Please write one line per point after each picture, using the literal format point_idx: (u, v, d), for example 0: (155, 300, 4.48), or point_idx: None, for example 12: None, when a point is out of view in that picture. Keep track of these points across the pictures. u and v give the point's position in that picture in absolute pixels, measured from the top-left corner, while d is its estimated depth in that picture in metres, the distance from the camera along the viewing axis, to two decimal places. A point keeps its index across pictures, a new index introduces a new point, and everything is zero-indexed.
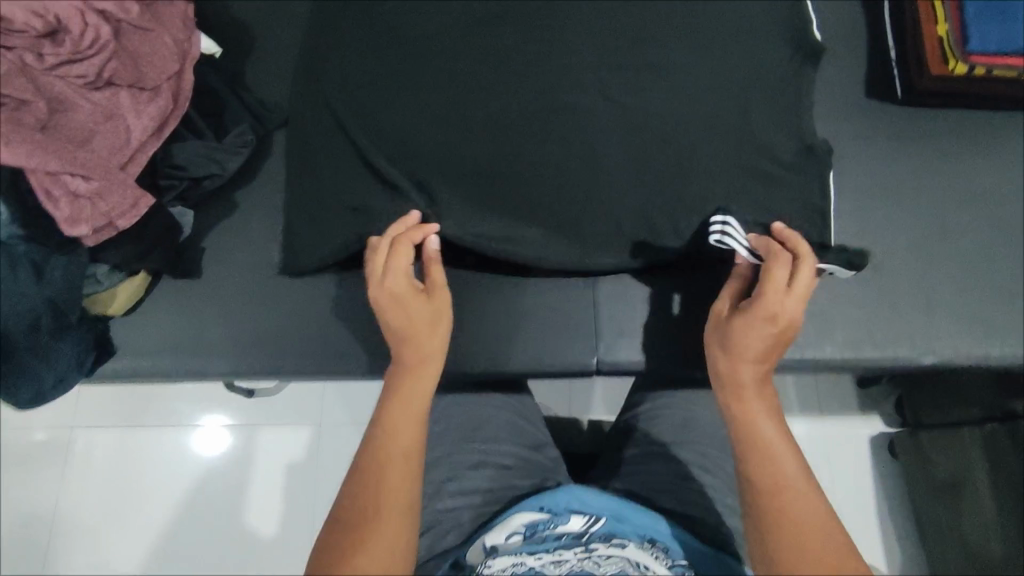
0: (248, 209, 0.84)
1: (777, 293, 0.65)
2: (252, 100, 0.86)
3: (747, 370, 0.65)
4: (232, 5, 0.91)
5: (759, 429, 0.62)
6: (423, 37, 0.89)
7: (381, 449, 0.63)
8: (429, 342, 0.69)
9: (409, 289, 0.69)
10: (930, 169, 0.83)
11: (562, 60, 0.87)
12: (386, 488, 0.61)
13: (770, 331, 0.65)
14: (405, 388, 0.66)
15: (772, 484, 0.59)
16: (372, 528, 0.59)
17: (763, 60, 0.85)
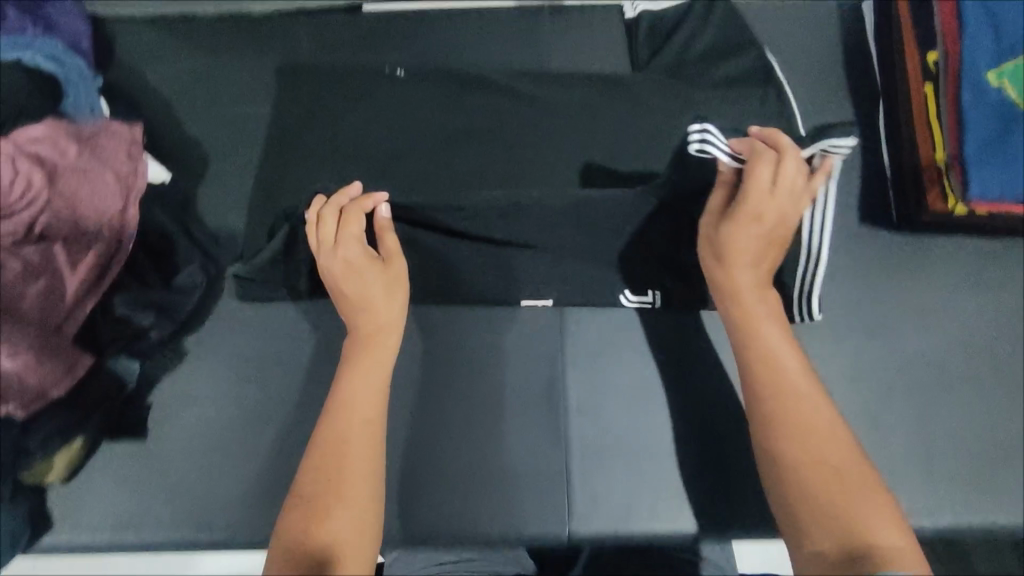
0: (198, 355, 0.78)
1: (764, 188, 0.66)
2: (202, 234, 0.80)
3: (745, 277, 0.68)
4: (184, 122, 0.86)
5: (765, 344, 0.66)
6: (384, 160, 0.82)
7: (345, 423, 0.64)
8: (384, 308, 0.70)
9: (361, 258, 0.71)
10: (928, 306, 0.78)
11: (534, 181, 0.80)
12: (349, 463, 0.61)
13: (765, 226, 0.68)
14: (369, 359, 0.68)
15: (784, 408, 0.62)
16: (337, 500, 0.59)
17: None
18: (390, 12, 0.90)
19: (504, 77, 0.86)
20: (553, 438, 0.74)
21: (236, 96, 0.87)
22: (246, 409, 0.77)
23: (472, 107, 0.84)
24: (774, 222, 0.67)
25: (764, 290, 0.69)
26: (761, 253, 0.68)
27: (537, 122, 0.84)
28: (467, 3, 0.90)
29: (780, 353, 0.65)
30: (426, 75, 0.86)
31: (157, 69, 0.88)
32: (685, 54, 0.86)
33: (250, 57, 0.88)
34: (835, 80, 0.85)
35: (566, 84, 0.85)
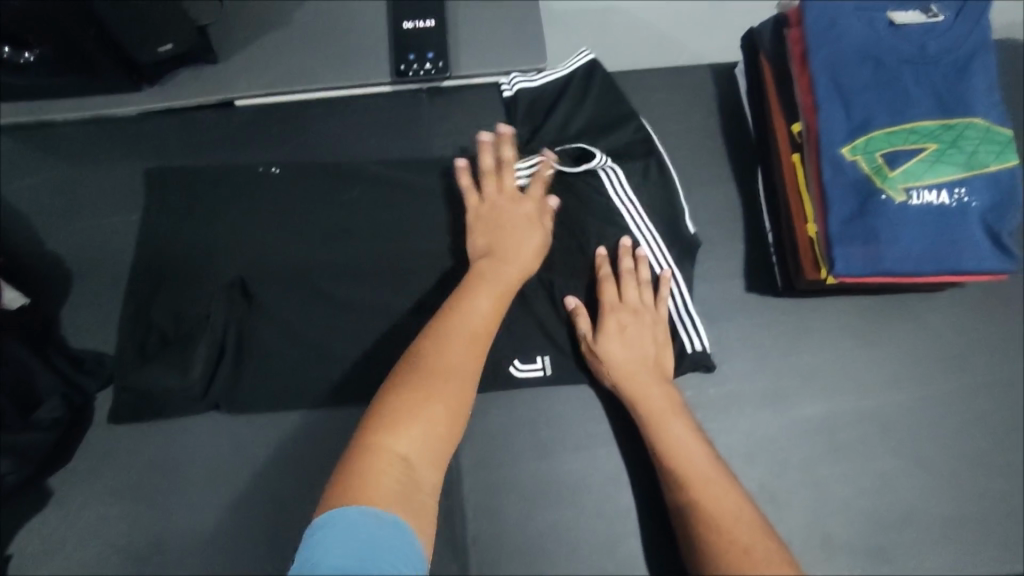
0: (64, 493, 0.72)
1: (619, 302, 0.74)
2: (65, 361, 0.75)
3: (637, 372, 0.71)
4: (48, 239, 0.82)
5: (674, 445, 0.68)
6: (256, 265, 0.78)
7: (465, 326, 0.64)
8: (523, 253, 0.73)
9: (529, 213, 0.76)
10: (821, 371, 0.77)
11: (417, 276, 0.79)
12: (462, 361, 0.60)
13: (638, 327, 0.73)
14: (490, 283, 0.69)
15: (689, 479, 0.65)
16: (443, 386, 0.57)
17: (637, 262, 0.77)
18: (264, 107, 0.88)
19: (383, 168, 0.84)
20: (449, 549, 0.71)
21: (103, 206, 0.83)
22: (120, 552, 0.71)
23: (351, 199, 0.82)
24: (642, 334, 0.73)
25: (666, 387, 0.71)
26: (643, 356, 0.72)
27: (420, 212, 0.82)
28: (343, 91, 0.88)
29: (688, 450, 0.67)
30: (300, 169, 0.84)
31: (16, 183, 0.84)
32: (565, 132, 0.85)
33: (117, 166, 0.85)
34: (710, 149, 0.87)
35: (446, 171, 0.84)
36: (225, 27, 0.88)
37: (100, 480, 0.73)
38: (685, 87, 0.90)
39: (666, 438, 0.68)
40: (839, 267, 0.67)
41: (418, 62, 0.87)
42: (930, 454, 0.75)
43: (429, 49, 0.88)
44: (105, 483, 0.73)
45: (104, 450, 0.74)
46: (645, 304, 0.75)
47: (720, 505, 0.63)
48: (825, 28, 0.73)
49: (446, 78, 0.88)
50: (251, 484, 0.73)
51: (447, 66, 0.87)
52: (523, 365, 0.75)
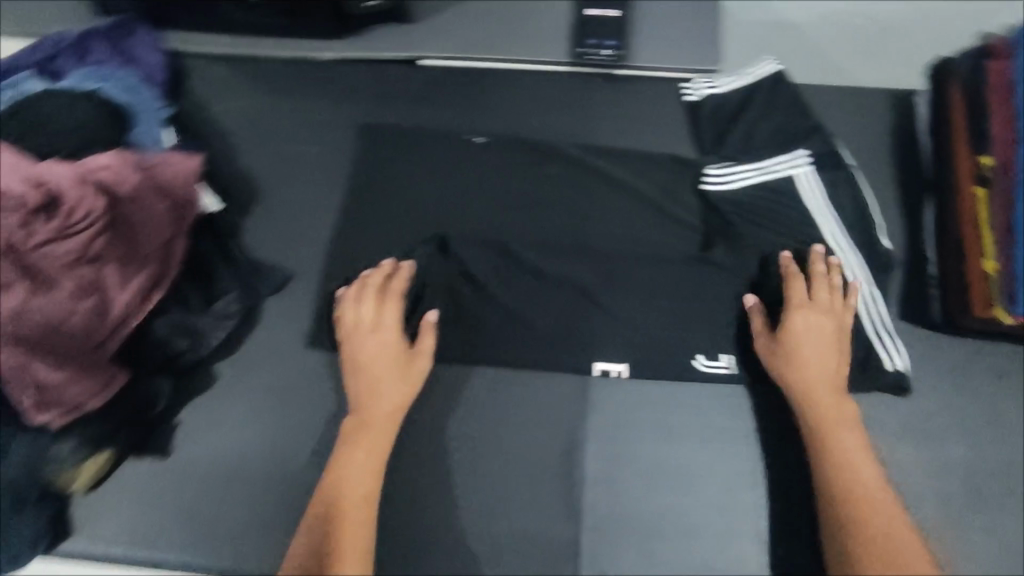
0: (227, 379, 0.80)
1: (803, 302, 0.75)
2: (245, 265, 0.83)
3: (816, 377, 0.72)
4: (243, 157, 0.91)
5: (848, 457, 0.69)
6: (425, 213, 0.85)
7: (354, 475, 0.71)
8: (389, 400, 0.74)
9: (386, 346, 0.76)
10: (967, 413, 0.75)
11: (568, 245, 0.83)
12: (346, 518, 0.69)
13: (813, 326, 0.73)
14: (362, 444, 0.73)
15: (850, 492, 0.68)
16: (334, 540, 0.68)
17: (800, 269, 0.78)
18: (446, 69, 0.94)
19: (550, 141, 0.89)
20: (565, 506, 0.73)
21: (294, 137, 0.92)
22: (269, 444, 0.78)
23: (517, 164, 0.87)
24: (824, 339, 0.73)
25: (839, 395, 0.72)
26: (818, 355, 0.72)
27: (579, 188, 0.85)
28: (522, 64, 0.92)
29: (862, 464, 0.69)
30: (504, 141, 0.89)
31: (223, 103, 0.94)
32: (733, 132, 0.86)
33: (310, 103, 0.93)
34: (879, 171, 0.86)
35: (608, 153, 0.87)
36: None
37: (259, 375, 0.80)
38: (861, 108, 0.89)
39: (835, 443, 0.70)
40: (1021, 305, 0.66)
41: (596, 48, 0.91)
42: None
43: (608, 37, 0.91)
44: (263, 379, 0.80)
45: (266, 349, 0.81)
46: (828, 304, 0.74)
47: (874, 521, 0.66)
48: None
49: (620, 66, 0.91)
50: (388, 406, 0.77)
51: (625, 54, 0.91)
52: (707, 361, 0.77)
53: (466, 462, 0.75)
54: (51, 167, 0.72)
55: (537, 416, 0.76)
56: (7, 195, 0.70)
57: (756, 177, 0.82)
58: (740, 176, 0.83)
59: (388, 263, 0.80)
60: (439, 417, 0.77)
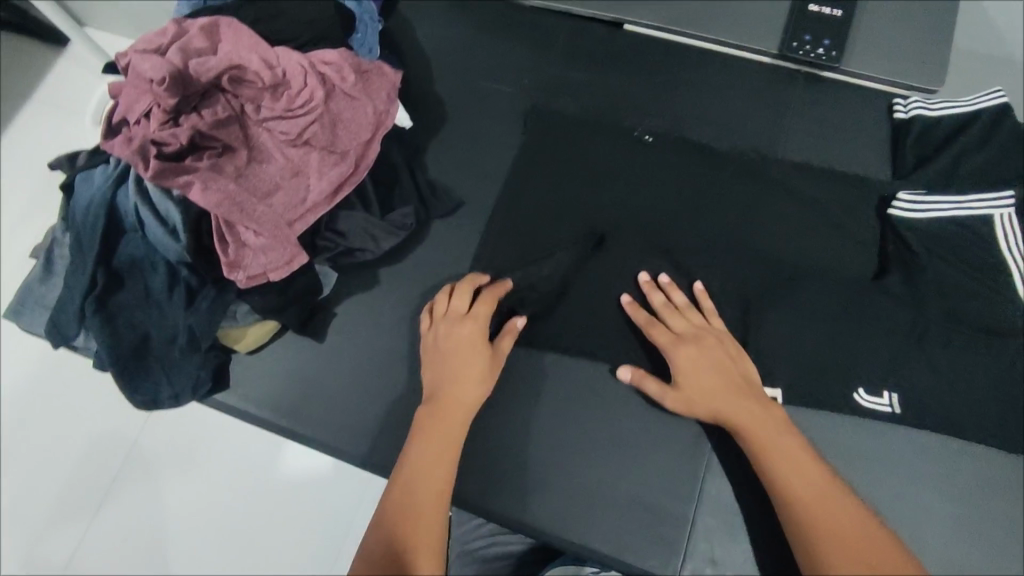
0: (385, 284, 0.84)
1: (669, 313, 0.74)
2: (423, 183, 0.87)
3: (704, 393, 0.69)
4: (437, 83, 0.94)
5: (793, 477, 0.64)
6: (602, 172, 0.85)
7: (425, 456, 0.67)
8: (472, 389, 0.71)
9: (468, 331, 0.73)
10: None
11: (742, 232, 0.81)
12: (417, 494, 0.65)
13: (702, 357, 0.71)
14: (439, 420, 0.69)
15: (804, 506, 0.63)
16: (415, 516, 0.63)
17: (985, 316, 0.74)
18: (647, 39, 0.94)
19: (739, 128, 0.87)
20: (688, 485, 0.72)
21: (487, 74, 0.94)
22: (412, 353, 0.81)
23: (701, 144, 0.86)
24: (695, 352, 0.71)
25: (728, 400, 0.68)
26: (709, 390, 0.69)
27: (762, 182, 0.83)
28: (727, 47, 0.91)
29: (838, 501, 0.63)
30: (692, 120, 0.88)
31: (428, 29, 0.97)
32: (946, 156, 0.80)
33: (509, 45, 0.95)
34: None
35: (798, 153, 0.86)
36: None
37: (414, 288, 0.84)
38: None
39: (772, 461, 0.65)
40: None
41: (812, 45, 0.88)
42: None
43: (825, 37, 0.88)
44: (418, 292, 0.83)
45: (426, 265, 0.84)
46: (691, 317, 0.74)
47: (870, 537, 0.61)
48: None
49: (833, 68, 0.88)
50: (534, 346, 0.78)
51: (839, 56, 0.87)
52: (868, 397, 0.73)
53: (598, 419, 0.75)
54: (286, 53, 0.79)
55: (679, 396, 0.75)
56: (246, 69, 0.76)
57: (955, 212, 0.77)
58: (936, 208, 0.77)
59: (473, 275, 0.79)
60: (581, 370, 0.77)
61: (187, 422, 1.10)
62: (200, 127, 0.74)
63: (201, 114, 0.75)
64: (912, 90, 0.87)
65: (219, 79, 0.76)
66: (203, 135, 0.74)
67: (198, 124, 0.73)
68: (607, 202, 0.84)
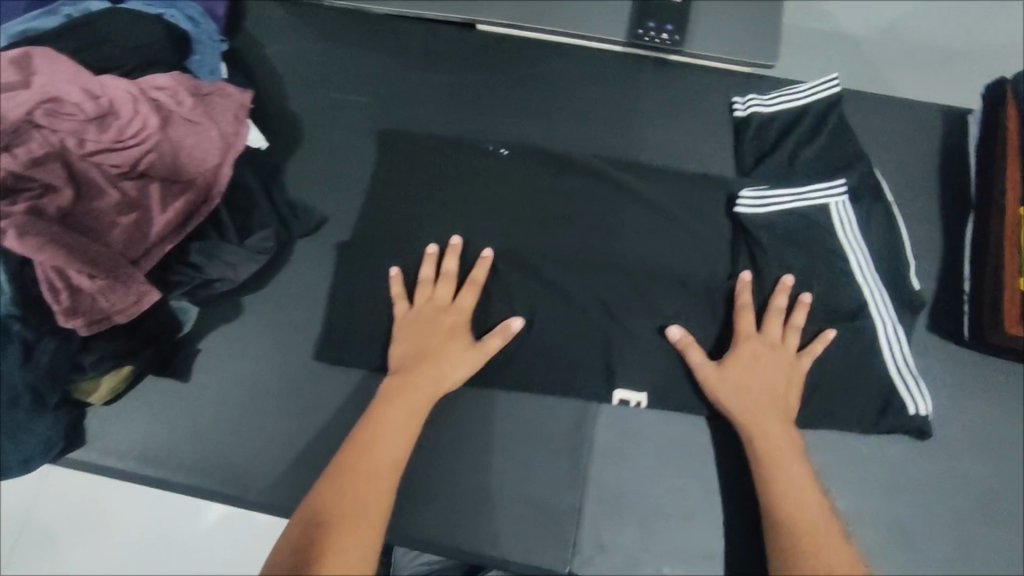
0: (249, 313, 0.80)
1: (750, 335, 0.73)
2: (282, 205, 0.84)
3: (758, 405, 0.70)
4: (290, 99, 0.91)
5: (785, 497, 0.66)
6: (466, 173, 0.84)
7: (371, 455, 0.66)
8: (448, 377, 0.72)
9: (460, 312, 0.76)
10: (986, 432, 0.76)
11: (605, 215, 0.82)
12: (359, 493, 0.64)
13: (767, 371, 0.71)
14: (386, 425, 0.69)
15: (807, 531, 0.63)
16: (350, 525, 0.62)
17: (836, 271, 0.76)
18: (501, 37, 0.94)
19: (596, 117, 0.89)
20: (574, 476, 0.73)
21: (343, 85, 0.92)
22: (284, 381, 0.77)
23: (561, 138, 0.88)
24: (778, 374, 0.71)
25: (782, 420, 0.70)
26: (760, 404, 0.70)
27: (621, 166, 0.85)
28: (578, 39, 0.93)
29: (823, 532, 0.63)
30: (551, 115, 0.89)
31: (278, 45, 0.94)
32: (782, 129, 0.85)
33: (363, 55, 0.94)
34: (929, 184, 0.85)
35: (654, 138, 0.88)
36: None
37: (281, 312, 0.80)
38: (915, 122, 0.88)
39: (779, 473, 0.67)
40: None
41: (656, 30, 0.90)
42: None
43: (668, 22, 0.91)
44: (286, 316, 0.80)
45: (292, 289, 0.81)
46: (775, 342, 0.73)
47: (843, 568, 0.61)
48: None
49: (678, 51, 0.91)
50: None
51: (682, 40, 0.90)
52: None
53: (480, 423, 0.75)
54: (112, 83, 0.74)
55: (555, 393, 0.75)
56: (64, 101, 0.72)
57: (796, 202, 0.78)
58: (779, 199, 0.79)
59: (434, 248, 0.79)
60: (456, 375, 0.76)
61: (53, 493, 0.97)
62: (12, 168, 0.68)
63: (13, 153, 0.69)
64: (750, 67, 0.92)
65: (30, 113, 0.70)
66: (18, 177, 0.69)
67: (9, 165, 0.68)
68: (471, 202, 0.83)
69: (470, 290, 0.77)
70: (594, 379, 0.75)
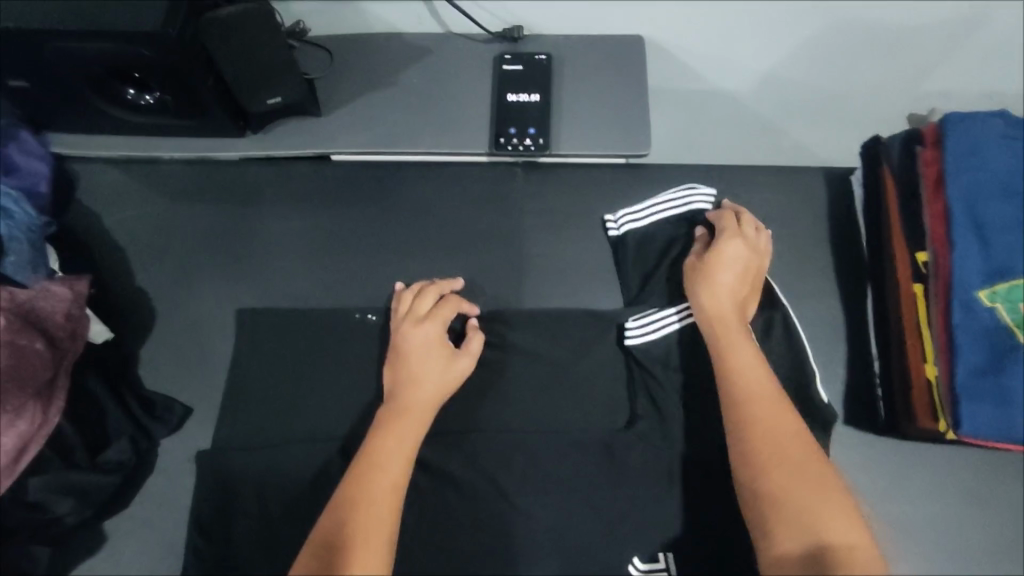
0: (111, 540, 0.71)
1: (731, 225, 0.75)
2: (136, 406, 0.75)
3: (728, 312, 0.70)
4: (135, 275, 0.83)
5: (757, 422, 0.63)
6: (335, 338, 0.79)
7: (370, 482, 0.63)
8: (428, 393, 0.70)
9: (432, 342, 0.73)
10: (916, 527, 0.72)
11: (493, 353, 0.77)
12: (360, 524, 0.60)
13: (738, 258, 0.73)
14: (376, 462, 0.65)
15: (779, 459, 0.60)
16: (352, 540, 0.59)
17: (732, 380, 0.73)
18: (359, 166, 0.88)
19: (473, 241, 0.84)
20: None
21: (196, 248, 0.84)
22: None
23: (438, 270, 0.83)
24: (739, 266, 0.73)
25: (741, 322, 0.70)
26: (728, 290, 0.71)
27: (505, 295, 0.81)
28: (439, 156, 0.86)
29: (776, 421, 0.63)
30: (424, 246, 0.84)
31: (116, 213, 0.86)
32: (662, 228, 0.81)
33: (212, 209, 0.86)
34: (822, 261, 0.80)
35: (534, 254, 0.83)
36: (331, 81, 0.89)
37: (150, 531, 0.72)
38: (798, 193, 0.84)
39: (754, 400, 0.64)
40: (965, 427, 0.62)
41: (518, 137, 0.85)
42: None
43: (530, 125, 0.85)
44: (157, 534, 0.72)
45: (160, 500, 0.73)
46: (750, 239, 0.75)
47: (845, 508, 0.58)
48: (966, 155, 0.68)
49: (544, 155, 0.85)
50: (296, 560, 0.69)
51: (546, 143, 0.85)
52: (644, 564, 0.69)
53: None
54: None
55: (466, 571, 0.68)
56: None
57: (684, 319, 0.75)
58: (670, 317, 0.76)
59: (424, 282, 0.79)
60: None
61: None
62: None
63: None
64: (624, 156, 0.85)
65: None
66: None
67: None
68: (350, 364, 0.77)
69: (450, 305, 0.76)
70: (505, 547, 0.69)
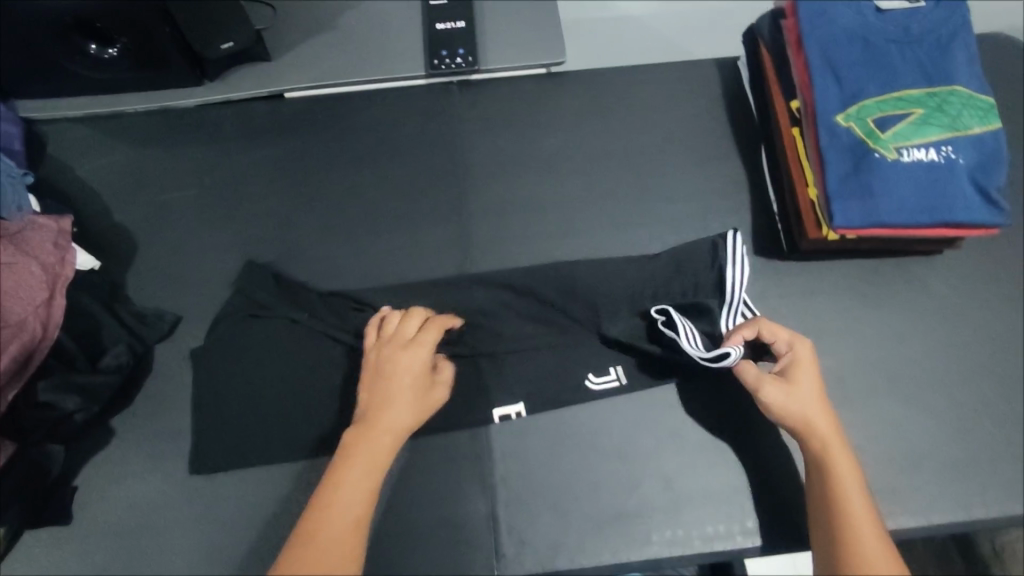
0: (125, 433, 0.80)
1: (801, 350, 0.73)
2: (130, 318, 0.83)
3: (800, 411, 0.70)
4: (114, 213, 0.91)
5: (839, 508, 0.65)
6: (308, 243, 0.89)
7: (325, 531, 0.63)
8: (398, 419, 0.70)
9: (417, 370, 0.72)
10: (824, 328, 0.85)
11: (450, 240, 0.89)
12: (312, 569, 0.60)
13: (811, 387, 0.72)
14: (335, 506, 0.64)
15: (851, 540, 0.62)
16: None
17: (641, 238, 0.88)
18: (311, 98, 0.97)
19: (420, 150, 0.95)
20: (480, 482, 0.77)
21: (168, 184, 0.92)
22: (179, 486, 0.77)
23: (392, 177, 0.93)
24: (812, 384, 0.72)
25: (823, 411, 0.70)
26: (802, 399, 0.71)
27: (453, 192, 0.92)
28: (382, 82, 0.97)
29: (852, 507, 0.64)
30: (377, 159, 0.94)
31: (88, 163, 0.94)
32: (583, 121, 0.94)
33: (179, 150, 0.94)
34: (720, 131, 0.95)
35: (475, 155, 0.94)
36: (276, 29, 0.99)
37: (158, 422, 0.80)
38: (694, 80, 0.98)
39: (835, 486, 0.66)
40: (839, 219, 0.74)
41: (450, 57, 0.96)
42: (931, 402, 0.82)
43: (459, 46, 0.97)
44: (165, 423, 0.80)
45: (165, 395, 0.81)
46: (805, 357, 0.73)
47: None
48: (818, 14, 0.81)
49: (475, 71, 0.97)
50: (295, 424, 0.79)
51: (475, 60, 0.97)
52: (598, 378, 0.80)
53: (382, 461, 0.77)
54: None
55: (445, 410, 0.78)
56: None
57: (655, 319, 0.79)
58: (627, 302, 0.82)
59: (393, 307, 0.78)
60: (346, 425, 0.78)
61: None
62: None
63: None
64: (544, 65, 0.98)
65: None
66: None
67: None
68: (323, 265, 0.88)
69: (435, 330, 0.75)
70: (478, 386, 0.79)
